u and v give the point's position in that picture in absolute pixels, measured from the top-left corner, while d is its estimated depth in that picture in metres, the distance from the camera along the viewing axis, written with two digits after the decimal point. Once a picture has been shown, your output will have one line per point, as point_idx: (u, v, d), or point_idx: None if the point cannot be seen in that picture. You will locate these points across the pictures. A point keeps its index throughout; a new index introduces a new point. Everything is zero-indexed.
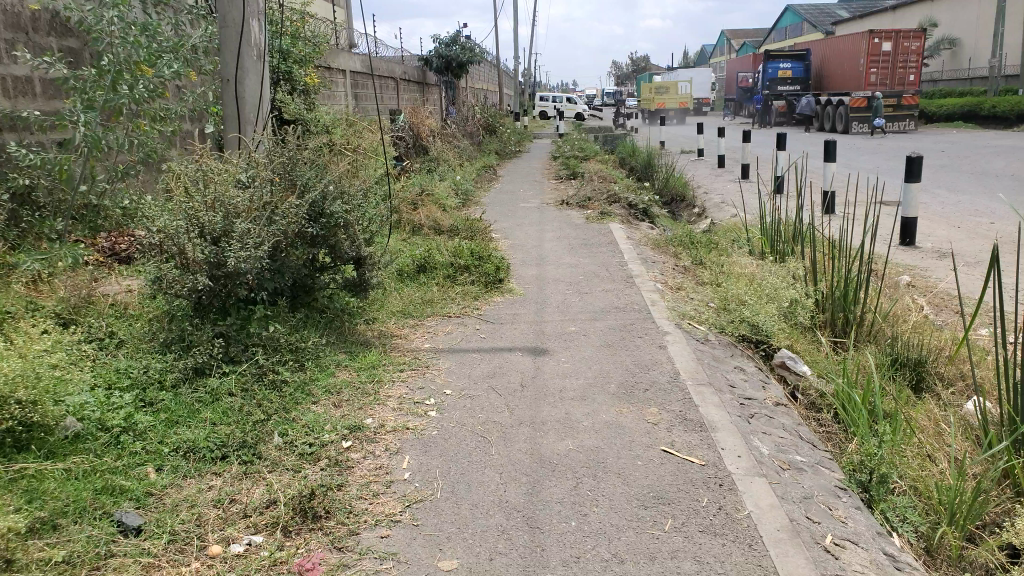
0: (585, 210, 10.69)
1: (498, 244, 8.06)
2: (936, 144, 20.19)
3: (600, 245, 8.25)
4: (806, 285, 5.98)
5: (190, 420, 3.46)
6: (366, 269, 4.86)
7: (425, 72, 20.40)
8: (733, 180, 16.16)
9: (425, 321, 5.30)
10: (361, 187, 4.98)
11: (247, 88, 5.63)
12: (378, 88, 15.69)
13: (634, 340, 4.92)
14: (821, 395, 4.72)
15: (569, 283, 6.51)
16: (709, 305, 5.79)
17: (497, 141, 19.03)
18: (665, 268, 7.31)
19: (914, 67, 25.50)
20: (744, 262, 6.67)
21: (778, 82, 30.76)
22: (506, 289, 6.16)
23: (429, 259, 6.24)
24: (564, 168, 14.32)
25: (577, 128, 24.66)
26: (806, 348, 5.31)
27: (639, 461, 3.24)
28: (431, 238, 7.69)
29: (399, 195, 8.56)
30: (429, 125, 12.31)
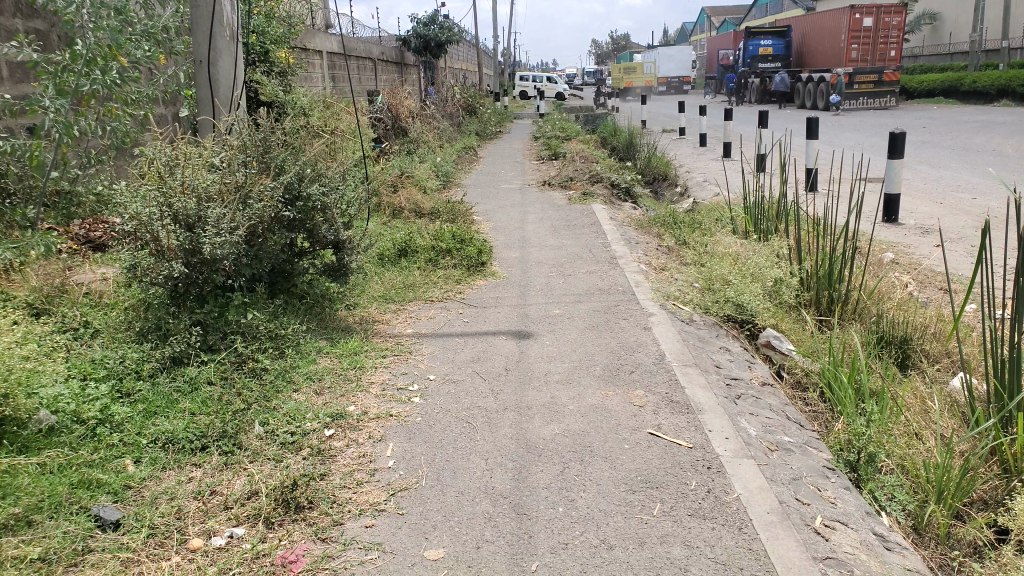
0: (568, 190, 10.64)
1: (479, 226, 8.01)
2: (916, 121, 20.28)
3: (583, 225, 8.21)
4: (790, 264, 5.99)
5: (169, 410, 3.42)
6: (346, 254, 4.80)
7: (405, 53, 20.17)
8: (715, 159, 16.15)
9: (406, 305, 5.25)
10: (339, 169, 4.91)
11: (219, 68, 5.51)
12: (357, 70, 15.52)
13: (618, 322, 4.89)
14: (806, 374, 4.76)
15: (552, 265, 6.47)
16: (693, 285, 5.78)
17: (478, 122, 18.89)
18: (648, 248, 7.29)
19: (896, 41, 25.31)
20: (728, 242, 6.66)
21: (757, 59, 30.96)
22: (489, 271, 6.11)
23: (410, 242, 6.17)
24: (546, 149, 14.24)
25: (558, 108, 24.56)
26: (791, 327, 5.32)
27: (626, 445, 3.22)
28: (411, 221, 7.61)
29: (379, 178, 8.46)
30: (409, 107, 12.18)
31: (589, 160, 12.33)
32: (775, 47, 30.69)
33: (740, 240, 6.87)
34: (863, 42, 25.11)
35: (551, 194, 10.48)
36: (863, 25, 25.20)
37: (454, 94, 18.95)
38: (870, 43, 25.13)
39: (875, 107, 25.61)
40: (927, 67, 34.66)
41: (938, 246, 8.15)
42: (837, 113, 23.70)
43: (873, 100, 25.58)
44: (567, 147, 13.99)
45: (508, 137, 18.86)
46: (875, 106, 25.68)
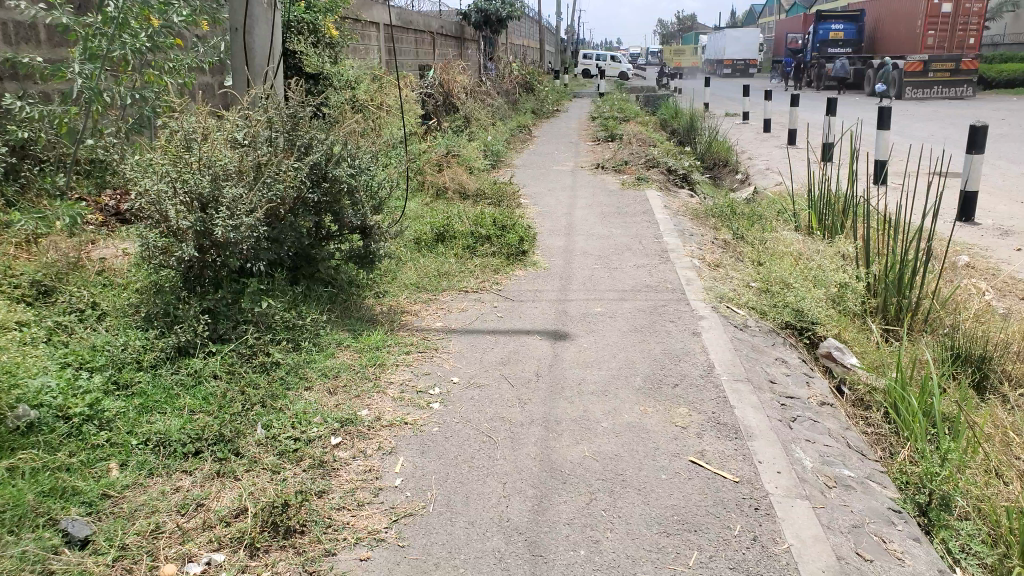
0: (621, 175, 10.18)
1: (526, 211, 7.65)
2: (996, 112, 19.10)
3: (635, 214, 7.78)
4: (857, 267, 5.48)
5: (166, 406, 3.16)
6: (373, 239, 4.49)
7: (463, 28, 19.80)
8: (779, 146, 15.42)
9: (439, 295, 4.92)
10: (369, 150, 4.60)
11: (254, 36, 5.22)
12: (413, 45, 15.24)
13: (664, 325, 4.49)
14: (871, 392, 4.33)
15: (598, 256, 6.08)
16: (749, 286, 5.31)
17: (534, 100, 18.44)
18: (703, 241, 6.83)
19: (976, 28, 24.18)
20: (790, 239, 6.17)
21: (829, 44, 29.55)
22: (530, 261, 5.75)
23: (448, 227, 5.85)
24: (602, 130, 13.74)
25: (618, 88, 23.92)
26: (855, 337, 4.82)
27: (664, 475, 2.85)
28: (455, 203, 7.29)
29: (424, 158, 8.16)
30: (463, 82, 11.84)
31: (645, 143, 11.82)
32: (845, 32, 29.27)
33: (803, 238, 6.37)
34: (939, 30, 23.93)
35: (604, 178, 10.05)
36: (941, 11, 24.17)
37: (511, 71, 18.52)
38: (948, 29, 24.06)
39: (950, 97, 23.81)
40: (1011, 54, 32.77)
41: (1022, 251, 7.49)
42: (911, 101, 22.52)
43: (947, 90, 23.86)
44: (624, 128, 13.48)
45: (565, 117, 18.38)
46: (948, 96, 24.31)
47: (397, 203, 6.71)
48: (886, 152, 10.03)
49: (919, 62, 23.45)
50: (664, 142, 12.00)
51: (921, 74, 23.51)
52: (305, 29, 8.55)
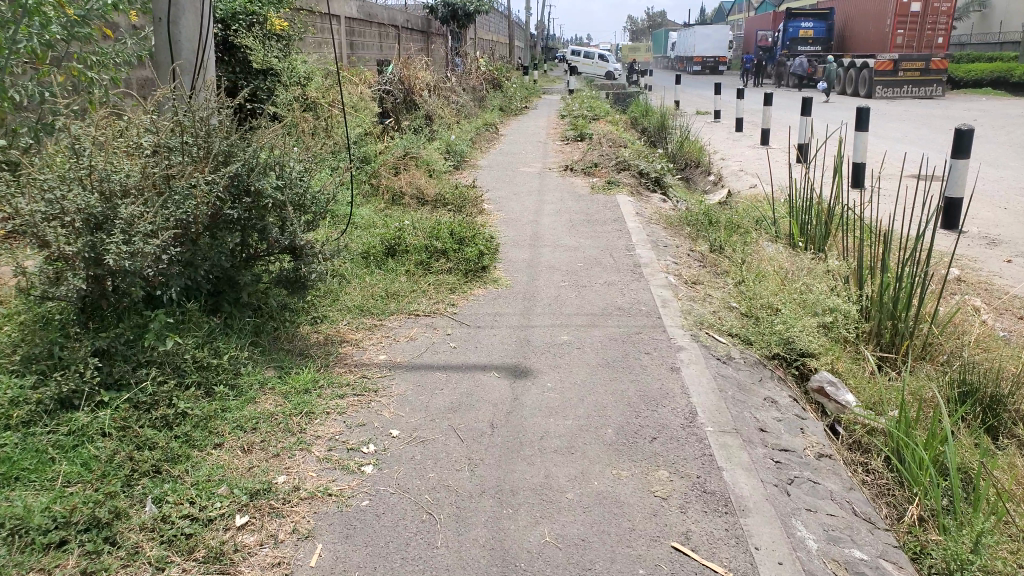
0: (591, 178, 9.69)
1: (488, 217, 7.14)
2: (966, 112, 18.95)
3: (605, 221, 7.30)
4: (846, 287, 5.02)
5: (36, 476, 2.56)
6: (305, 261, 3.91)
7: (429, 22, 19.22)
8: (752, 146, 15.06)
9: (384, 320, 4.38)
10: (303, 157, 4.02)
11: (181, 27, 4.56)
12: (376, 38, 14.65)
13: (638, 358, 3.96)
14: (870, 434, 3.87)
15: (566, 272, 5.58)
16: (730, 307, 4.82)
17: (503, 97, 17.92)
18: (678, 253, 6.36)
19: (946, 28, 24.14)
20: (773, 254, 5.72)
21: (800, 42, 29.59)
22: (490, 278, 5.22)
23: (400, 240, 5.28)
24: (572, 129, 13.26)
25: (587, 85, 23.51)
26: (848, 367, 4.37)
27: (640, 571, 2.34)
28: (412, 210, 6.74)
29: (380, 160, 7.60)
30: (425, 78, 11.27)
31: (617, 143, 11.33)
32: (816, 30, 29.19)
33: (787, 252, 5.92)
34: (908, 28, 23.96)
35: (573, 181, 9.55)
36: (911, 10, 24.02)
37: (479, 67, 17.98)
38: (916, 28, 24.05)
39: (920, 97, 23.74)
40: (976, 55, 32.91)
41: (1009, 262, 7.11)
42: (881, 101, 22.36)
43: (917, 89, 23.74)
44: (594, 128, 13.00)
45: (534, 114, 17.87)
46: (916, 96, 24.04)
47: (339, 212, 6.11)
48: (864, 154, 9.66)
49: (889, 61, 23.18)
50: (635, 143, 11.53)
51: (890, 73, 23.25)
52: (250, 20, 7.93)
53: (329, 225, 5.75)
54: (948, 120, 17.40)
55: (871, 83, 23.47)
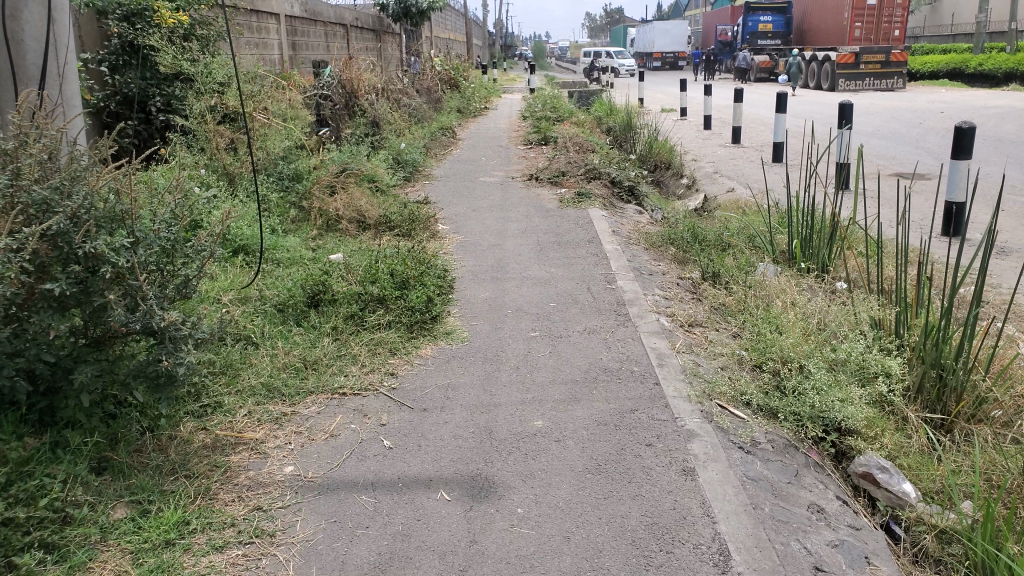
0: (558, 188, 8.71)
1: (438, 244, 6.14)
2: (935, 105, 18.38)
3: (577, 243, 6.33)
4: (877, 326, 3.95)
5: None
6: (167, 349, 2.74)
7: (381, 20, 18.13)
8: (723, 145, 14.24)
9: (298, 405, 3.39)
10: (166, 200, 2.99)
11: (24, 23, 3.40)
12: (322, 37, 13.54)
13: (640, 452, 2.95)
14: (946, 545, 2.81)
15: (536, 315, 4.57)
16: (742, 363, 3.83)
17: (460, 97, 16.87)
18: (667, 282, 5.40)
19: (901, 21, 23.78)
20: (783, 286, 4.77)
21: (756, 36, 28.97)
22: (442, 330, 4.20)
23: (325, 288, 4.24)
24: (534, 132, 12.26)
25: (548, 83, 22.58)
26: (898, 442, 3.28)
27: None
28: (348, 240, 5.79)
29: (313, 177, 6.56)
30: (371, 80, 10.18)
31: (584, 147, 10.37)
32: (773, 24, 28.84)
33: (794, 281, 5.01)
34: (866, 21, 23.56)
35: (537, 192, 8.57)
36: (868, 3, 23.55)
37: (434, 67, 16.93)
38: (874, 22, 23.71)
39: (881, 89, 23.07)
40: (935, 46, 32.48)
41: None
42: (849, 94, 21.77)
43: (879, 81, 23.11)
44: (559, 129, 12.03)
45: (494, 115, 16.85)
46: (876, 88, 23.08)
47: (235, 256, 5.04)
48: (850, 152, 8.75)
49: (851, 53, 22.68)
50: (604, 146, 10.57)
51: (853, 66, 22.69)
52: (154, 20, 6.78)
53: (244, 272, 4.76)
54: (921, 113, 16.76)
55: (833, 76, 22.99)
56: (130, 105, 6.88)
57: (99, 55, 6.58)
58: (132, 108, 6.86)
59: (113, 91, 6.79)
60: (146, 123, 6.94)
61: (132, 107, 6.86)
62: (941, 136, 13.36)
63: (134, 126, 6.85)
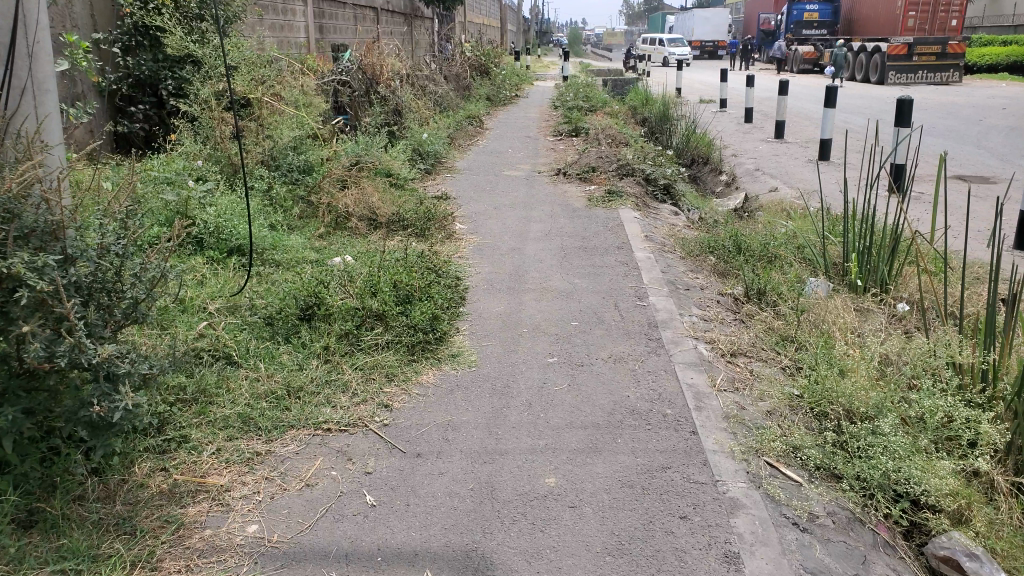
0: (587, 185, 8.20)
1: (455, 246, 5.69)
2: (992, 101, 17.42)
3: (605, 249, 5.83)
4: (960, 372, 3.38)
5: None
6: (103, 391, 2.28)
7: (414, 5, 17.65)
8: (764, 140, 13.59)
9: (275, 442, 2.94)
10: (115, 207, 2.53)
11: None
12: (350, 20, 13.10)
13: (674, 529, 2.49)
14: None
15: (555, 334, 4.10)
16: (794, 406, 3.38)
17: (490, 84, 16.35)
18: (704, 298, 4.90)
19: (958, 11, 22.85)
20: (836, 313, 4.24)
21: (802, 26, 28.16)
22: (448, 351, 3.75)
23: (319, 300, 3.81)
24: (566, 122, 11.72)
25: (583, 70, 21.95)
26: (988, 518, 2.78)
27: None
28: (357, 241, 5.37)
29: (324, 170, 6.17)
30: (395, 65, 9.72)
31: (616, 141, 9.81)
32: (821, 13, 27.71)
33: (846, 306, 4.48)
34: (920, 11, 22.63)
35: (565, 189, 8.08)
36: None
37: (465, 53, 16.41)
38: (927, 10, 22.78)
39: (934, 84, 21.92)
40: (989, 39, 31.15)
41: None
42: (897, 88, 20.89)
43: (931, 75, 22.00)
44: (591, 121, 11.48)
45: (524, 103, 16.32)
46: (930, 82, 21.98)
47: (229, 258, 4.61)
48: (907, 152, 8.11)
49: (902, 45, 21.55)
50: (638, 140, 10.00)
51: (905, 58, 21.63)
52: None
53: (241, 278, 4.38)
54: (977, 111, 15.90)
55: (884, 68, 22.06)
56: (142, 87, 6.54)
57: (112, 36, 6.21)
58: (146, 90, 6.55)
59: (125, 73, 6.42)
60: (157, 107, 6.60)
61: (144, 90, 6.55)
62: (999, 136, 12.58)
63: (144, 110, 6.51)
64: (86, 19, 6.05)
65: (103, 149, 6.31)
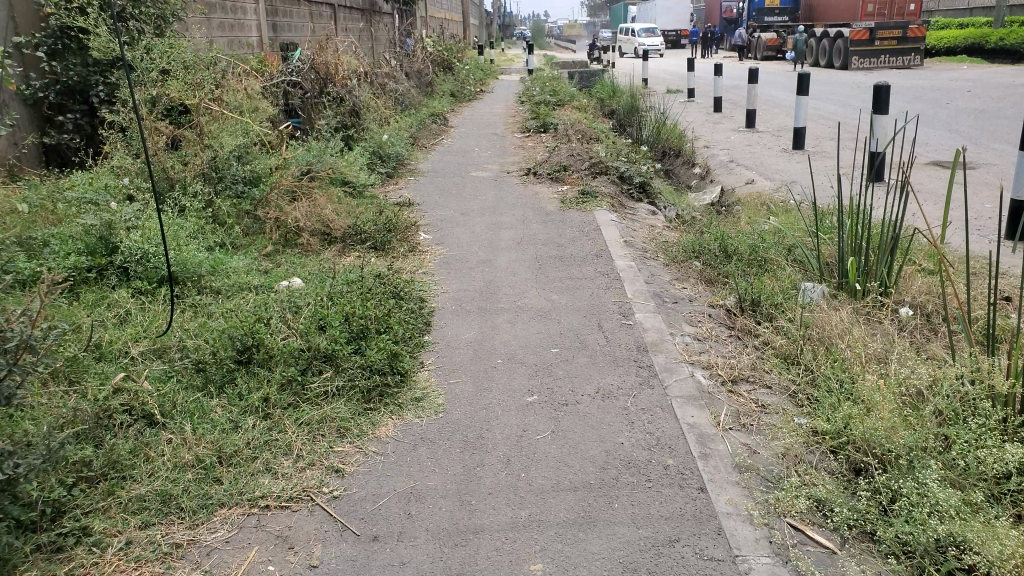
0: (559, 185, 7.71)
1: (417, 260, 5.16)
2: (959, 83, 17.24)
3: (583, 258, 5.36)
4: (994, 396, 2.86)
5: None
6: None
7: (373, 0, 17.01)
8: (736, 130, 13.21)
9: (200, 528, 2.47)
10: None
11: None
12: (306, 17, 12.47)
13: None
14: None
15: (534, 364, 3.59)
16: (812, 444, 2.92)
17: (455, 80, 15.80)
18: (697, 312, 4.45)
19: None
20: (844, 330, 3.84)
21: (764, 13, 27.81)
22: (412, 394, 3.24)
23: (258, 339, 3.27)
24: (533, 118, 11.22)
25: (549, 63, 21.47)
26: None
27: None
28: (307, 261, 4.84)
29: (271, 180, 5.62)
30: (351, 63, 9.14)
31: (587, 136, 9.33)
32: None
33: (853, 320, 4.06)
34: None
35: (536, 189, 7.58)
36: None
37: (427, 48, 15.84)
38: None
39: (898, 68, 21.87)
40: (948, 22, 31.24)
41: None
42: (862, 73, 20.66)
43: (894, 59, 21.84)
44: (560, 115, 11.00)
45: (490, 99, 15.81)
46: (893, 66, 21.87)
47: (158, 288, 4.01)
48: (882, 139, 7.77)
49: (865, 29, 21.28)
50: (609, 134, 9.53)
51: (867, 43, 21.36)
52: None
53: (172, 312, 3.83)
54: (947, 93, 15.67)
55: (846, 53, 21.73)
56: (72, 95, 5.94)
57: (37, 39, 5.62)
58: (77, 98, 5.93)
59: (52, 79, 5.83)
60: (89, 116, 5.99)
61: (75, 97, 5.93)
62: (975, 119, 12.28)
63: (75, 120, 5.90)
64: (7, 21, 5.46)
65: (29, 163, 5.72)
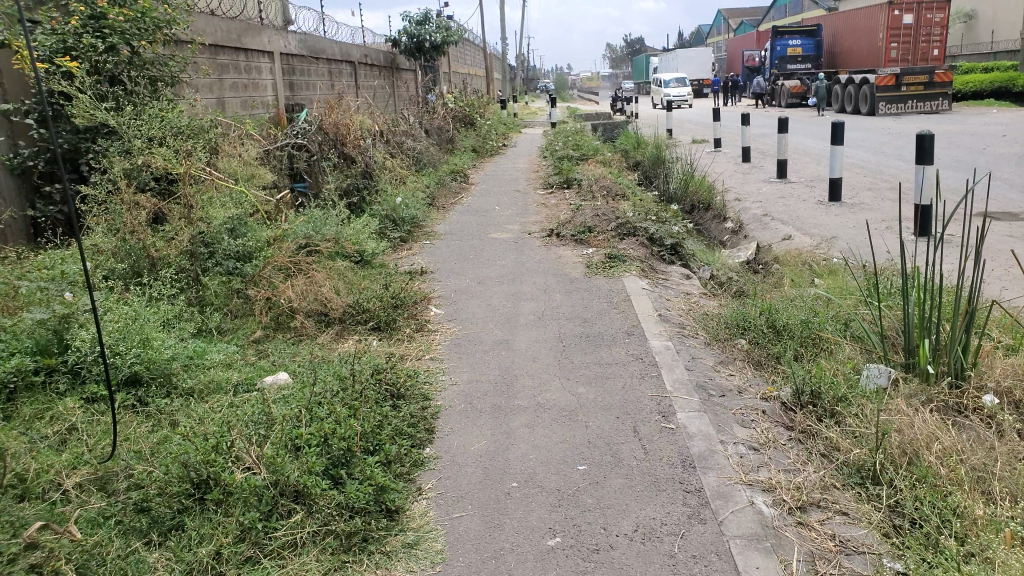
0: (583, 248, 7.14)
1: (425, 343, 4.57)
2: (993, 128, 16.61)
3: (613, 338, 4.73)
4: None
5: None
6: None
7: (392, 56, 16.80)
8: (767, 180, 12.62)
9: None
10: None
11: None
12: (324, 75, 12.18)
13: None
14: None
15: (555, 491, 2.95)
16: None
17: (474, 134, 15.43)
18: (748, 409, 3.79)
19: (941, 39, 22.10)
20: (934, 437, 3.18)
21: (785, 61, 27.35)
22: (402, 539, 2.62)
23: (210, 474, 2.68)
24: (556, 173, 10.73)
25: (571, 115, 21.13)
26: None
27: None
28: (298, 348, 4.27)
29: (265, 255, 5.10)
30: (364, 121, 8.71)
31: (612, 193, 8.79)
32: (805, 48, 27.16)
33: (941, 422, 3.38)
34: (903, 41, 21.92)
35: (558, 253, 7.01)
36: (903, 23, 21.95)
37: (447, 102, 15.53)
38: (910, 42, 22.03)
39: (925, 113, 21.27)
40: (973, 65, 30.71)
41: None
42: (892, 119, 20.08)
43: (920, 104, 21.25)
44: (583, 170, 10.50)
45: (512, 153, 15.44)
46: (921, 111, 21.28)
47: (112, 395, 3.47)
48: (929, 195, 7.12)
49: (890, 75, 20.75)
50: (635, 190, 8.98)
51: (894, 88, 20.74)
52: (90, 56, 5.24)
53: (129, 423, 3.27)
54: (985, 138, 15.01)
55: (873, 100, 21.09)
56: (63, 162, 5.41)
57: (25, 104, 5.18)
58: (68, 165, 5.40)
59: (42, 147, 5.35)
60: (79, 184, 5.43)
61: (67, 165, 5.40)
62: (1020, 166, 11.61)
63: (63, 188, 5.36)
64: None
65: (11, 236, 5.19)
